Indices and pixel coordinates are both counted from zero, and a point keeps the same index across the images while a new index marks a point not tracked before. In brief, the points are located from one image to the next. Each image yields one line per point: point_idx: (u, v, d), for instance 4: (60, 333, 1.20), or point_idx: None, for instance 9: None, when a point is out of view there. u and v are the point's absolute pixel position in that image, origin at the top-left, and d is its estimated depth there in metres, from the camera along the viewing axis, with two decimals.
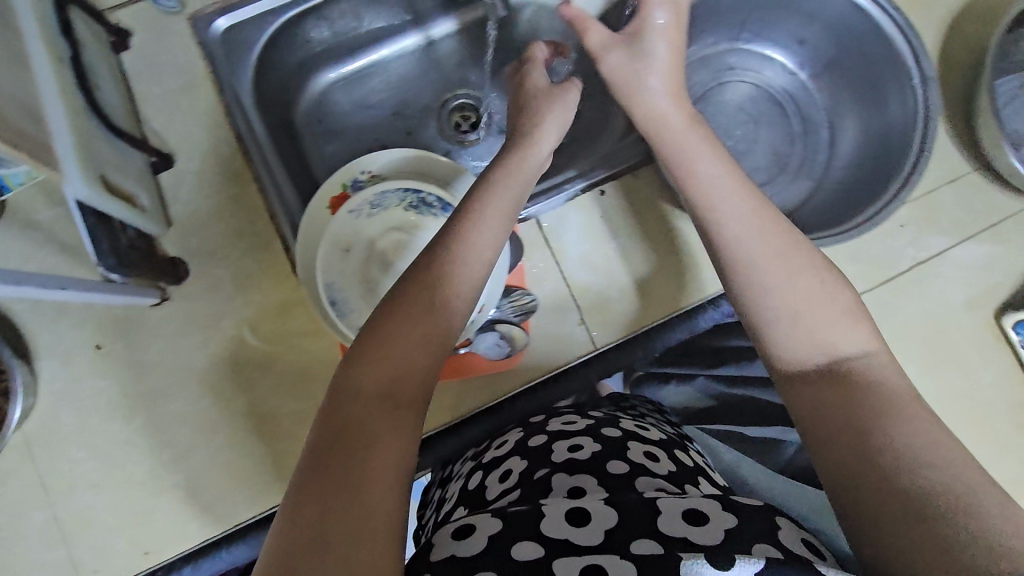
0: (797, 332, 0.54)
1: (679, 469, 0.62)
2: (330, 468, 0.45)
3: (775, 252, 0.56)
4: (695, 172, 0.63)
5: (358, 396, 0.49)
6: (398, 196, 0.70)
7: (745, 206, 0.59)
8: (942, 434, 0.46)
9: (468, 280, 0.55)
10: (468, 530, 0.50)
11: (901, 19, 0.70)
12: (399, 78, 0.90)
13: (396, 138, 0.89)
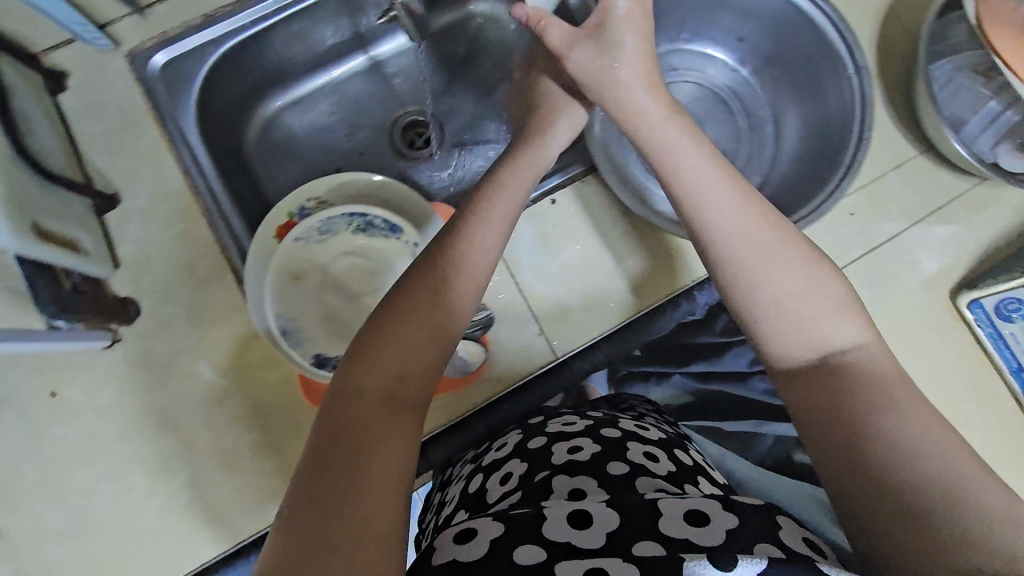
0: (793, 328, 0.51)
1: (678, 469, 0.60)
2: (330, 473, 0.44)
3: (768, 242, 0.53)
4: (678, 166, 0.58)
5: (361, 396, 0.48)
6: (345, 221, 0.68)
7: (732, 197, 0.55)
8: (939, 426, 0.45)
9: (470, 283, 0.55)
10: (467, 535, 0.47)
11: (830, 10, 0.69)
12: (348, 100, 0.95)
13: (349, 160, 0.93)
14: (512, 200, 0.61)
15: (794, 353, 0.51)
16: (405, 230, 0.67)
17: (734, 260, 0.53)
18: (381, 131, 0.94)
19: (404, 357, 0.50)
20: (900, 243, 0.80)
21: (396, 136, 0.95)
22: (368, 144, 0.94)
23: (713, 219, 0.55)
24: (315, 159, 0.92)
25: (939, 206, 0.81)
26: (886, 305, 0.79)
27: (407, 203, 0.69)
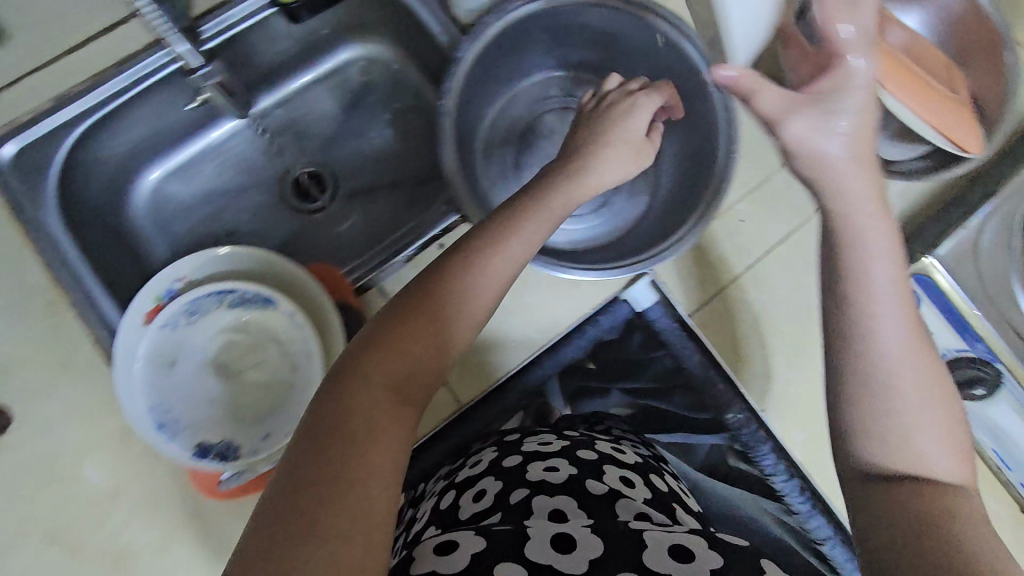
0: (899, 441, 0.47)
1: (655, 496, 0.61)
2: (328, 457, 0.42)
3: (917, 368, 0.48)
4: (867, 272, 0.51)
5: (367, 387, 0.46)
6: (215, 298, 0.65)
7: (906, 323, 0.50)
8: (1001, 546, 0.42)
9: (491, 292, 0.52)
10: (450, 547, 0.49)
11: (686, 26, 0.68)
12: (232, 161, 0.90)
13: (239, 222, 0.89)
14: (548, 220, 0.57)
15: (888, 464, 0.47)
16: (278, 302, 0.65)
17: (879, 365, 0.48)
18: (269, 189, 0.91)
19: (415, 354, 0.48)
20: (794, 242, 0.80)
21: (286, 191, 0.91)
22: (256, 203, 0.90)
23: (869, 320, 0.50)
24: (201, 225, 0.88)
25: None
26: (785, 308, 0.79)
27: (280, 272, 0.66)
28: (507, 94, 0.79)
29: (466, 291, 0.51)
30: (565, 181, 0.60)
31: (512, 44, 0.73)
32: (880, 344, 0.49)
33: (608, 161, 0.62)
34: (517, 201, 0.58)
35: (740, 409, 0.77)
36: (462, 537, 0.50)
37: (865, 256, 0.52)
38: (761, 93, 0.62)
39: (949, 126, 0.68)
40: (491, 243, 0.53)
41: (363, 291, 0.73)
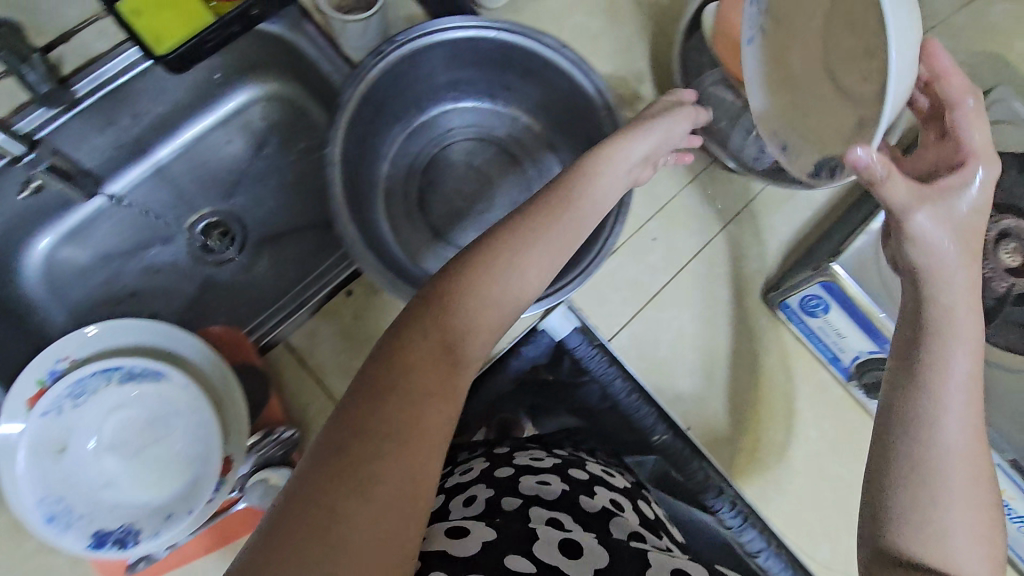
0: (933, 531, 0.44)
1: (642, 521, 0.64)
2: (385, 411, 0.42)
3: (970, 474, 0.45)
4: (947, 373, 0.47)
5: (422, 345, 0.46)
6: (103, 376, 0.62)
7: (973, 422, 0.46)
8: None
9: (540, 262, 0.52)
10: (461, 534, 0.52)
11: (572, 54, 0.66)
12: (130, 219, 0.86)
13: (141, 280, 0.85)
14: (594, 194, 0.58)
15: (912, 547, 0.44)
16: (172, 375, 0.63)
17: (941, 461, 0.45)
18: (172, 243, 0.86)
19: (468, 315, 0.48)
20: (707, 258, 0.81)
21: (192, 244, 0.87)
22: (160, 259, 0.86)
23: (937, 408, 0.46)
24: (102, 288, 0.84)
25: (737, 212, 0.82)
26: (702, 325, 0.79)
27: (172, 340, 0.64)
28: (405, 130, 0.76)
29: (527, 251, 0.51)
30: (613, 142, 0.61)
31: (399, 82, 0.69)
32: (941, 435, 0.46)
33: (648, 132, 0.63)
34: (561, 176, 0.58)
35: (667, 431, 0.77)
36: (475, 528, 0.53)
37: (943, 351, 0.48)
38: (891, 180, 0.49)
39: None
40: (552, 213, 0.54)
41: (268, 348, 0.70)
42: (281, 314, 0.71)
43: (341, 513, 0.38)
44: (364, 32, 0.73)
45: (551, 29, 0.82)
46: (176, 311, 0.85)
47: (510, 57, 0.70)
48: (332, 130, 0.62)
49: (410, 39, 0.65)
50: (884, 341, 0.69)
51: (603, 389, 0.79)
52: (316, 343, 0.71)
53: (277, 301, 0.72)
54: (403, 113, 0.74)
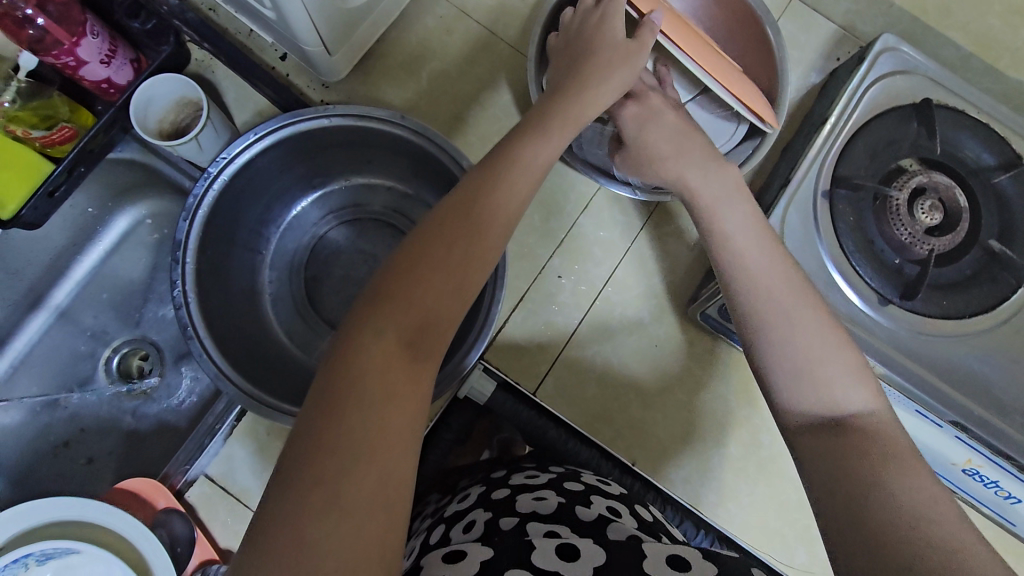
0: (801, 381, 0.49)
1: (641, 524, 0.60)
2: (348, 424, 0.39)
3: (786, 289, 0.52)
4: (722, 226, 0.56)
5: (376, 346, 0.42)
6: (17, 566, 0.61)
7: (769, 263, 0.54)
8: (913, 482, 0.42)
9: (496, 232, 0.49)
10: (458, 558, 0.51)
11: (413, 124, 0.64)
12: (46, 367, 0.85)
13: (64, 430, 0.84)
14: (531, 167, 0.51)
15: (806, 409, 0.48)
16: (83, 547, 0.62)
17: (761, 312, 0.51)
18: (95, 383, 0.86)
19: (426, 307, 0.44)
20: (618, 282, 0.79)
21: (110, 379, 0.86)
22: (85, 400, 0.85)
23: (755, 284, 0.52)
24: (35, 443, 0.83)
25: (639, 230, 0.80)
26: (628, 352, 0.77)
27: (79, 510, 0.63)
28: (278, 229, 0.75)
29: (474, 228, 0.47)
30: (575, 80, 0.58)
31: (249, 191, 0.67)
32: (743, 293, 0.53)
33: (601, 41, 0.60)
34: (501, 145, 0.53)
35: (614, 469, 0.73)
36: (471, 547, 0.53)
37: (736, 255, 0.55)
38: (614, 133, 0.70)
39: (754, 100, 0.64)
40: (487, 179, 0.50)
41: (189, 484, 0.69)
42: (192, 451, 0.70)
43: (310, 539, 0.36)
44: (200, 148, 0.70)
45: (407, 83, 0.79)
46: (114, 449, 0.84)
47: (360, 139, 0.68)
48: (181, 266, 0.59)
49: (238, 152, 0.62)
50: None
51: (551, 440, 0.74)
52: (235, 469, 0.70)
53: (190, 432, 0.71)
54: (272, 214, 0.73)
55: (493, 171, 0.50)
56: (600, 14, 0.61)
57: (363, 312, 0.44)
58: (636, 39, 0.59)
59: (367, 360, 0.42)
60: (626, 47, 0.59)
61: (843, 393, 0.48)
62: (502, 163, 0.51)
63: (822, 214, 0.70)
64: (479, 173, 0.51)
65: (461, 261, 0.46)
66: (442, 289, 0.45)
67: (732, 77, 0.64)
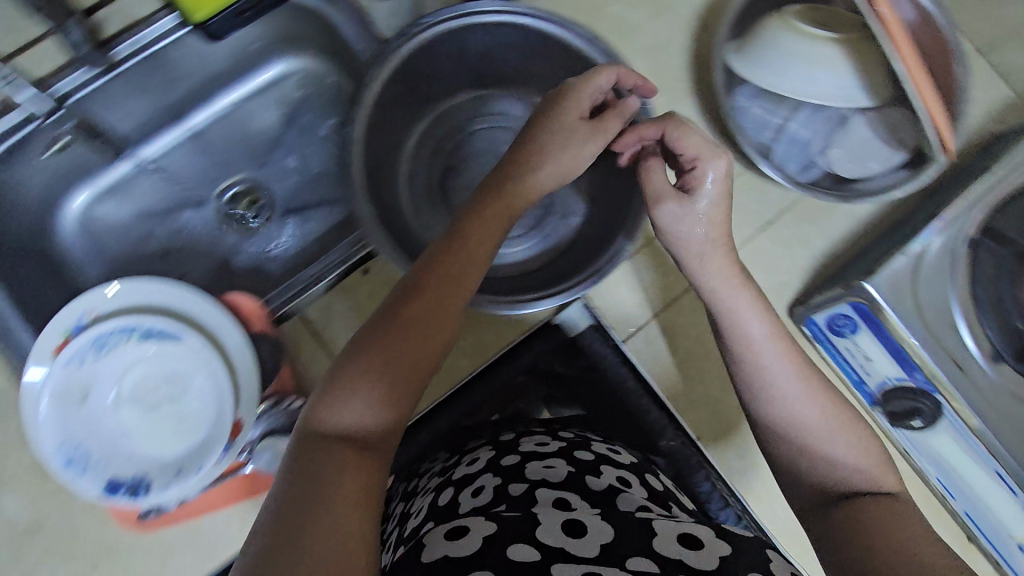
0: (815, 468, 0.52)
1: (651, 494, 0.61)
2: (314, 484, 0.42)
3: (808, 388, 0.53)
4: (745, 328, 0.55)
5: (334, 418, 0.45)
6: (124, 334, 0.64)
7: (791, 368, 0.53)
8: (938, 557, 0.45)
9: (461, 283, 0.52)
10: (461, 533, 0.52)
11: (602, 48, 0.66)
12: (167, 179, 0.90)
13: (165, 240, 0.88)
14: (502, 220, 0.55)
15: (824, 486, 0.51)
16: (188, 336, 0.65)
17: (779, 416, 0.53)
18: (204, 207, 0.90)
19: (388, 370, 0.47)
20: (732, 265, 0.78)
21: (220, 211, 0.90)
22: (193, 221, 0.89)
23: (768, 386, 0.53)
24: (138, 243, 0.88)
25: (767, 223, 0.79)
26: None
27: (190, 304, 0.65)
28: (431, 115, 0.78)
29: (442, 288, 0.51)
30: (549, 127, 0.57)
31: (429, 65, 0.70)
32: (772, 386, 0.53)
33: (590, 90, 0.58)
34: (472, 207, 0.56)
35: (677, 436, 0.75)
36: (474, 522, 0.53)
37: (749, 349, 0.54)
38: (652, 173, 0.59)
39: (943, 121, 0.65)
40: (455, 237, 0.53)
41: (285, 319, 0.70)
42: (297, 288, 0.70)
43: None
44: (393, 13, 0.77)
45: (590, 17, 0.80)
46: (205, 271, 0.88)
47: (538, 49, 0.70)
48: (357, 109, 0.64)
49: (440, 22, 0.65)
50: (913, 371, 0.68)
51: (622, 390, 0.77)
52: (330, 317, 0.73)
53: (297, 271, 0.71)
54: (432, 96, 0.76)
55: (463, 229, 0.54)
56: (561, 89, 0.59)
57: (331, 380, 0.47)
58: (620, 109, 0.59)
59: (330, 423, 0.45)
60: (579, 127, 0.58)
61: (854, 462, 0.52)
62: (473, 232, 0.54)
63: (960, 260, 0.69)
64: (449, 234, 0.54)
65: (431, 312, 0.49)
66: (414, 341, 0.48)
67: (928, 88, 0.63)
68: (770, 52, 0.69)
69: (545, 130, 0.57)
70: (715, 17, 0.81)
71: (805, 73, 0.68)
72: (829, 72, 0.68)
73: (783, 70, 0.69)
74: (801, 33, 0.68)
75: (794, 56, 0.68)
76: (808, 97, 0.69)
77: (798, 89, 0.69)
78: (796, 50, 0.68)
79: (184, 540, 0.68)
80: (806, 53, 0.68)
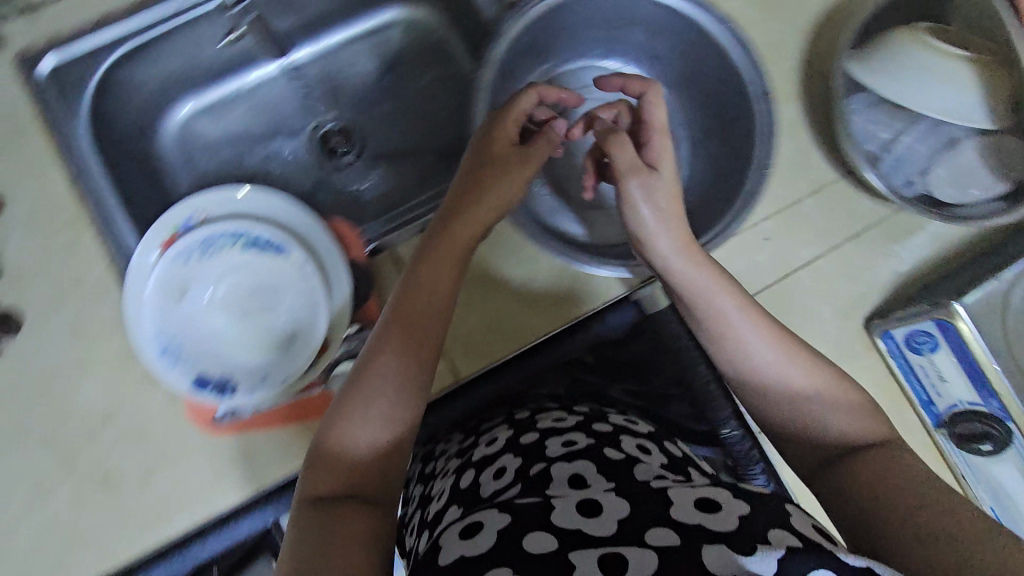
0: (805, 427, 0.54)
1: (669, 461, 0.59)
2: (328, 520, 0.46)
3: (784, 353, 0.55)
4: (712, 304, 0.57)
5: (341, 453, 0.50)
6: (230, 239, 0.67)
7: (762, 335, 0.56)
8: (933, 504, 0.44)
9: (436, 293, 0.57)
10: (476, 529, 0.47)
11: (737, 31, 0.65)
12: (265, 107, 0.90)
13: (256, 165, 0.89)
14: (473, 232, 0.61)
15: (821, 444, 0.53)
16: (292, 250, 0.67)
17: (760, 382, 0.55)
18: (297, 139, 0.90)
19: (384, 397, 0.52)
20: (816, 270, 0.78)
21: (312, 144, 0.91)
22: (283, 150, 0.90)
23: (745, 357, 0.56)
24: (229, 163, 0.88)
25: (856, 234, 0.79)
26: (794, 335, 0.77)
27: (297, 220, 0.68)
28: (542, 78, 0.78)
29: (423, 308, 0.56)
30: (490, 150, 0.64)
31: (555, 25, 0.71)
32: (752, 357, 0.55)
33: (519, 113, 0.64)
34: (442, 221, 0.61)
35: (738, 426, 0.77)
36: (488, 516, 0.49)
37: (724, 327, 0.57)
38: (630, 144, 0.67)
39: None
40: (432, 252, 0.59)
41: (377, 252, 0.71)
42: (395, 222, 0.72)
43: None
44: None
45: None
46: None
47: (665, 27, 0.71)
48: (485, 60, 0.65)
49: None
50: (989, 396, 0.68)
51: (688, 375, 0.78)
52: None
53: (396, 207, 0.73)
54: (547, 59, 0.76)
55: (439, 244, 0.59)
56: (490, 120, 0.65)
57: (333, 418, 0.52)
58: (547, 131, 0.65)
59: (334, 455, 0.50)
60: (514, 151, 0.64)
61: (842, 418, 0.53)
62: (435, 265, 0.58)
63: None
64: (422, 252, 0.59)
65: (419, 331, 0.55)
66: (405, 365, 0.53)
67: None
68: (900, 64, 0.71)
69: (495, 150, 0.63)
70: (835, 24, 0.81)
71: (933, 88, 0.70)
72: (958, 90, 0.69)
73: (911, 83, 0.70)
74: (934, 50, 0.70)
75: (924, 71, 0.70)
76: (933, 111, 0.70)
77: (925, 102, 0.70)
78: (927, 65, 0.70)
79: (243, 456, 0.66)
80: (937, 69, 0.70)
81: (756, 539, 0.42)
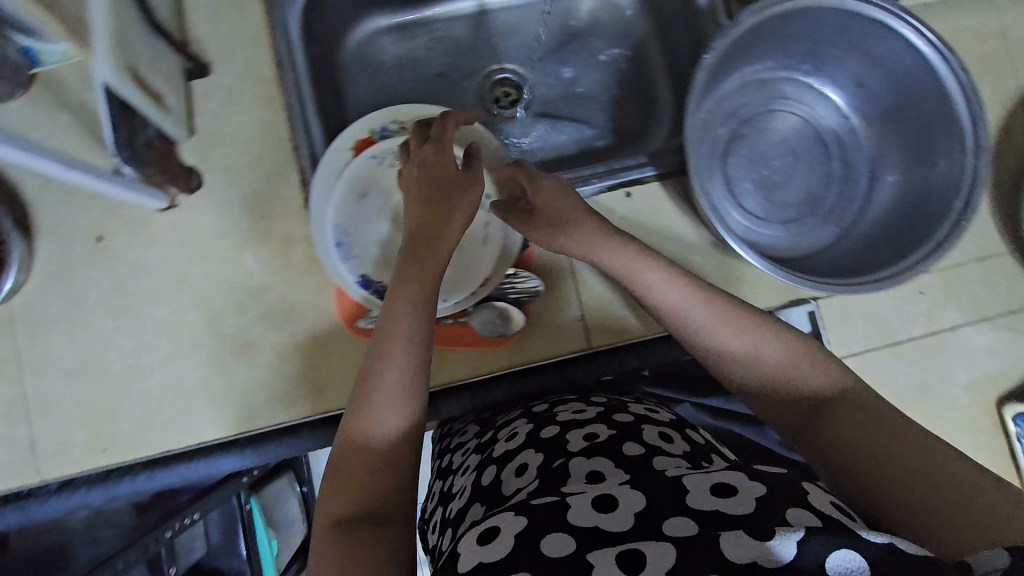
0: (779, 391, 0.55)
1: (694, 449, 0.55)
2: (354, 536, 0.46)
3: (727, 318, 0.58)
4: (658, 294, 0.60)
5: (356, 459, 0.49)
6: None
7: (696, 303, 0.59)
8: (952, 475, 0.46)
9: (425, 277, 0.56)
10: (493, 534, 0.44)
11: (968, 83, 0.65)
12: (448, 40, 0.91)
13: (428, 93, 0.90)
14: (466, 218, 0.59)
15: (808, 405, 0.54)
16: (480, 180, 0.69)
17: (719, 355, 0.57)
18: (472, 78, 0.91)
19: (392, 395, 0.51)
20: (963, 335, 0.77)
21: (485, 86, 0.91)
22: (456, 86, 0.91)
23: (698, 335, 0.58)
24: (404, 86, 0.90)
25: (1012, 311, 0.78)
26: (924, 393, 0.76)
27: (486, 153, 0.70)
28: (744, 79, 0.77)
29: (417, 297, 0.55)
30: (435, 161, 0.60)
31: (779, 32, 0.70)
32: (695, 321, 0.58)
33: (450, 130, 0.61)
34: (424, 209, 0.59)
35: None
36: (505, 519, 0.45)
37: (675, 311, 0.59)
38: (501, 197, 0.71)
39: None
40: (424, 240, 0.57)
41: None
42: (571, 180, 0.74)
43: None
44: None
45: None
46: None
47: (891, 59, 0.70)
48: (717, 44, 0.65)
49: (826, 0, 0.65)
50: None
51: None
52: None
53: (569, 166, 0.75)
54: (754, 59, 0.75)
55: (432, 230, 0.58)
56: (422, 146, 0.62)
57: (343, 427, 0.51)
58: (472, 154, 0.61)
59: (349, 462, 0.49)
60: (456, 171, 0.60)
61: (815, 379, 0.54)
62: (434, 249, 0.57)
63: None
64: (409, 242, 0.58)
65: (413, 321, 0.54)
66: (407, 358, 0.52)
67: None
68: None
69: (436, 162, 0.60)
70: None
71: None
72: None
73: None
74: None
75: None
76: None
77: None
78: None
79: None
80: None
81: (774, 522, 0.38)
